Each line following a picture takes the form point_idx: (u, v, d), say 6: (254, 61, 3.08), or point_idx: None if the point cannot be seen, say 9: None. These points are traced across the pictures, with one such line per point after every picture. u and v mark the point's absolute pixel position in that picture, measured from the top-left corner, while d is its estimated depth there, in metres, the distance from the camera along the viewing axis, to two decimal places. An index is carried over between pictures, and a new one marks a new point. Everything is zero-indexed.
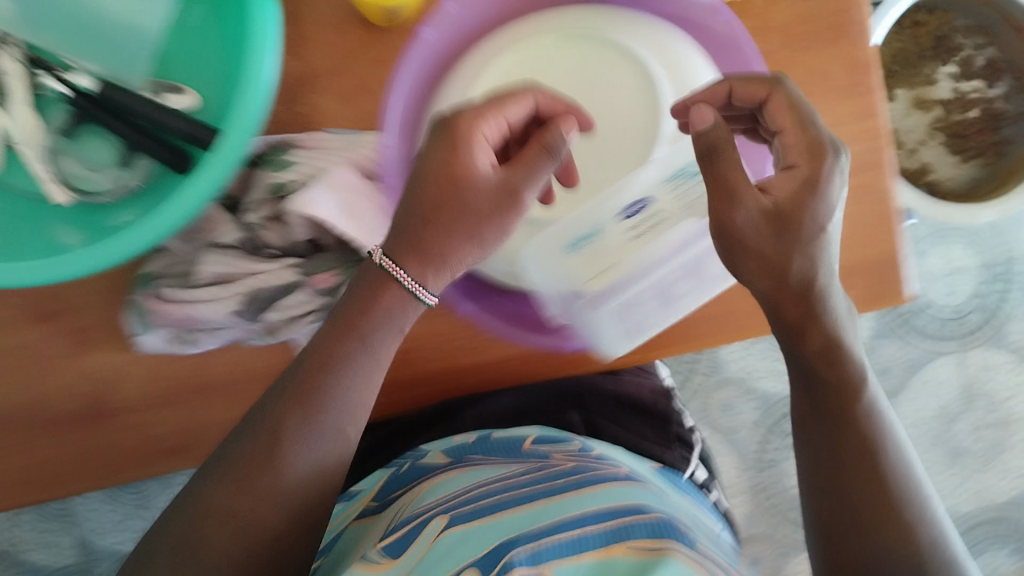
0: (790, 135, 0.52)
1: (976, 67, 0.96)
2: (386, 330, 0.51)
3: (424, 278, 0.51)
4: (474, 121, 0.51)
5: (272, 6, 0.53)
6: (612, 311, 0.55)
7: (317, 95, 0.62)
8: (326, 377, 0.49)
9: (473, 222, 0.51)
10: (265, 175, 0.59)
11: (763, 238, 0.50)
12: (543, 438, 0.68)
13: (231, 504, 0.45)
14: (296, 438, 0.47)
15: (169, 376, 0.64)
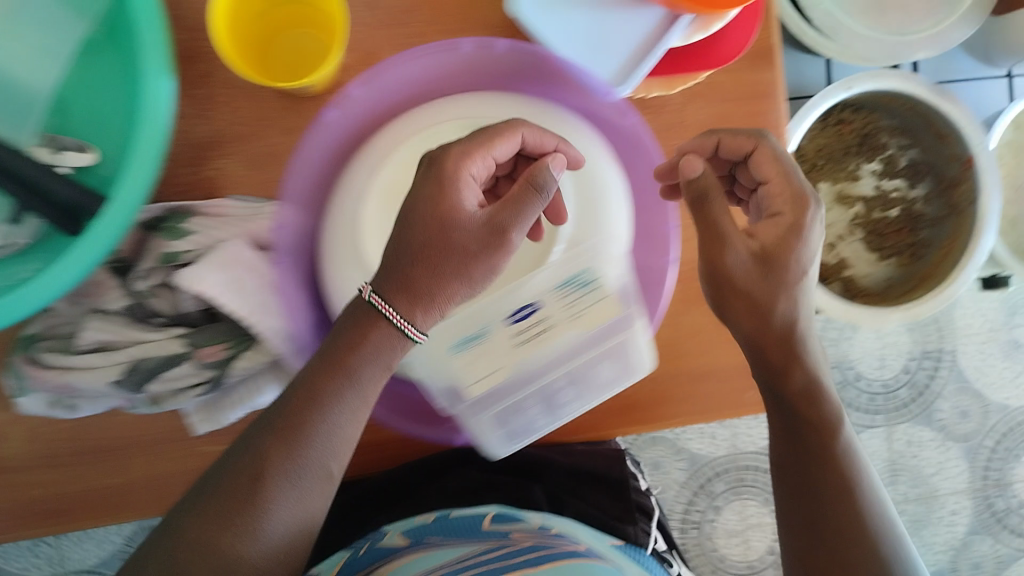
0: (776, 187, 0.55)
1: (899, 166, 0.82)
2: (376, 366, 0.50)
3: (411, 313, 0.50)
4: (460, 163, 0.51)
5: (168, 91, 0.54)
6: (489, 416, 0.52)
7: (225, 161, 0.60)
8: (309, 415, 0.49)
9: (468, 263, 0.50)
10: (158, 242, 0.58)
11: (751, 280, 0.54)
12: (501, 516, 0.65)
13: (213, 534, 0.46)
14: (284, 476, 0.48)
15: (83, 442, 0.63)
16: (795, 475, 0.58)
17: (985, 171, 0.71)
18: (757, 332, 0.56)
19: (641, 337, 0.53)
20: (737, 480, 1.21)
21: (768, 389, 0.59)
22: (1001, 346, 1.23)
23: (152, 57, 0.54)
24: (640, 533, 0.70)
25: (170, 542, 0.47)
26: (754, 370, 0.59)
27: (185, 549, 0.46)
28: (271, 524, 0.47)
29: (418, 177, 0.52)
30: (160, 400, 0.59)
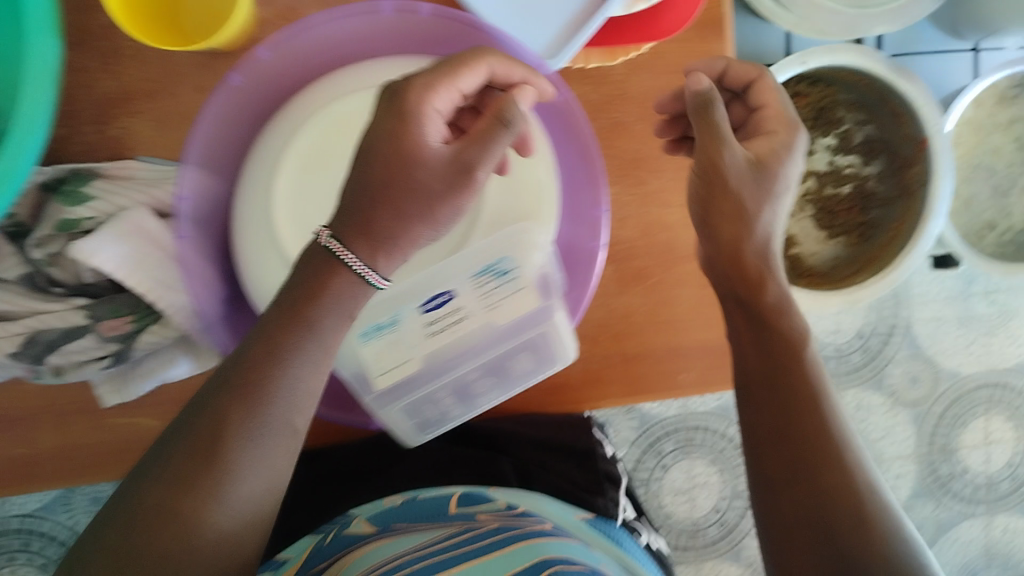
0: (768, 109, 0.54)
1: (854, 143, 0.77)
2: (339, 316, 0.45)
3: (373, 261, 0.45)
4: (424, 96, 0.45)
5: (53, 52, 0.50)
6: (401, 408, 0.50)
7: (132, 119, 0.56)
8: (269, 368, 0.43)
9: (436, 198, 0.46)
10: (56, 207, 0.55)
11: (743, 185, 0.51)
12: (468, 497, 0.61)
13: (175, 502, 0.40)
14: (248, 437, 0.42)
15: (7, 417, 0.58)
16: (761, 442, 0.51)
17: (939, 154, 0.69)
18: (734, 248, 0.52)
19: (561, 329, 0.50)
20: (686, 439, 1.13)
21: (737, 314, 0.54)
22: (957, 316, 1.15)
23: (34, 14, 0.49)
24: (611, 505, 0.65)
25: (125, 514, 0.40)
26: (721, 301, 0.55)
27: (145, 521, 0.40)
28: (240, 492, 0.41)
29: (376, 109, 0.46)
30: (64, 372, 0.57)
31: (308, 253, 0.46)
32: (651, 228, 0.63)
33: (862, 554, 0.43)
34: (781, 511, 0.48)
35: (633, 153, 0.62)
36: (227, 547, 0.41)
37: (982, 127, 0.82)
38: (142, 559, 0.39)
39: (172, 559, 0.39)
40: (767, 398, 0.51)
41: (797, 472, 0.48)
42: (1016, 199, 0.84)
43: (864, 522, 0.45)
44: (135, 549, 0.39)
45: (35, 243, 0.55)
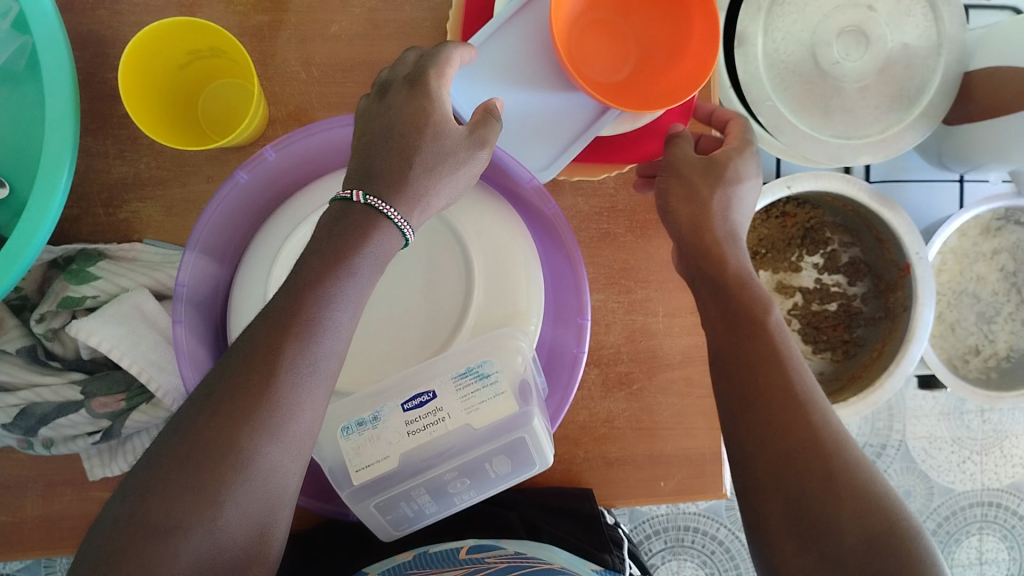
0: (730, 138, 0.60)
1: (841, 264, 0.80)
2: (373, 264, 0.45)
3: (409, 214, 0.47)
4: (434, 69, 0.50)
5: (70, 141, 0.53)
6: (379, 504, 0.50)
7: (142, 204, 0.60)
8: (315, 306, 0.43)
9: (460, 157, 0.49)
10: (62, 284, 0.58)
11: (694, 174, 0.57)
12: (478, 546, 0.57)
13: (232, 432, 0.39)
14: (300, 371, 0.42)
15: (8, 475, 0.60)
16: (749, 443, 0.46)
17: (921, 279, 0.71)
18: (693, 223, 0.56)
19: (540, 435, 0.50)
20: (676, 539, 1.07)
21: (708, 299, 0.54)
22: (950, 435, 1.05)
23: (56, 105, 0.53)
24: (618, 562, 0.59)
25: (183, 445, 0.39)
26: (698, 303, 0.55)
27: (200, 452, 0.39)
28: (294, 427, 0.41)
29: (393, 95, 0.50)
30: (52, 444, 0.58)
31: (337, 213, 0.46)
32: (636, 333, 0.65)
33: (886, 539, 0.40)
34: (769, 521, 0.44)
35: (621, 262, 0.65)
36: (278, 482, 0.40)
37: (965, 255, 0.85)
38: (204, 493, 0.38)
39: (232, 489, 0.38)
40: (728, 388, 0.49)
41: (787, 483, 0.43)
42: (999, 326, 0.85)
43: (832, 483, 0.42)
44: (196, 481, 0.38)
45: (38, 318, 0.58)
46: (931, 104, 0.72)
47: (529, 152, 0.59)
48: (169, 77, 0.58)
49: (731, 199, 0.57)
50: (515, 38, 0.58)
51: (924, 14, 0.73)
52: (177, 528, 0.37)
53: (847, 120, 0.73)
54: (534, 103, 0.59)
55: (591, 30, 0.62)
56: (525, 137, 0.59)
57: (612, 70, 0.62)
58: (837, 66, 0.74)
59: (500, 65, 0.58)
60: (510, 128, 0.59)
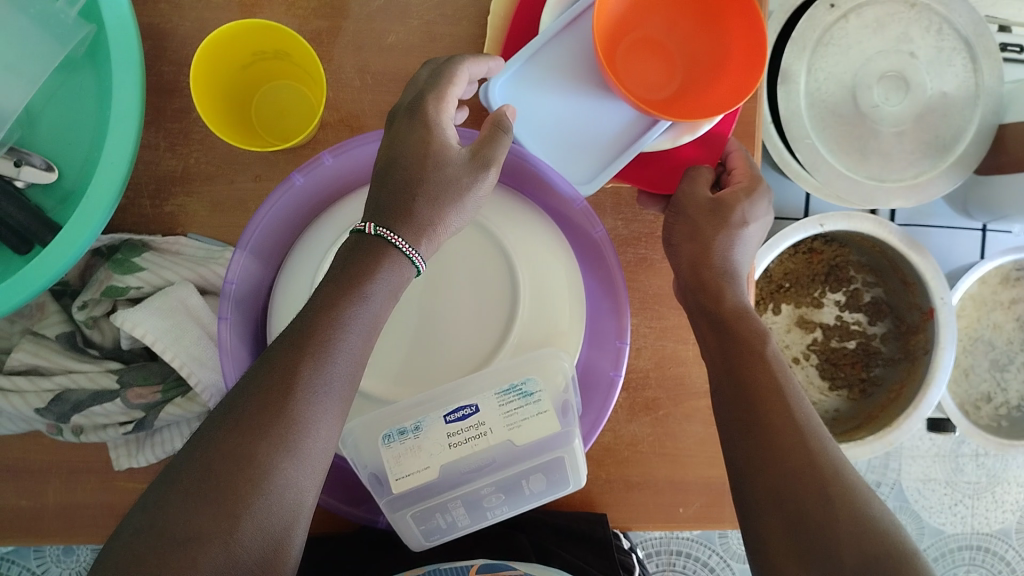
0: (739, 170, 0.58)
1: (862, 303, 0.82)
2: (387, 288, 0.45)
3: (417, 243, 0.47)
4: (434, 96, 0.50)
5: (132, 136, 0.54)
6: (416, 515, 0.51)
7: (188, 197, 0.60)
8: (331, 327, 0.43)
9: (462, 182, 0.48)
10: (107, 273, 0.59)
11: (700, 214, 0.56)
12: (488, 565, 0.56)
13: (249, 447, 0.39)
14: (319, 392, 0.42)
15: (32, 456, 0.60)
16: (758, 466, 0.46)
17: (944, 325, 0.72)
18: (692, 259, 0.55)
19: (578, 455, 0.51)
20: (667, 564, 1.06)
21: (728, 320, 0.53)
22: (945, 476, 1.05)
23: (123, 98, 0.54)
24: None
25: (201, 460, 0.39)
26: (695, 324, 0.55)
27: (216, 468, 0.38)
28: (310, 446, 0.41)
29: (397, 124, 0.50)
30: (82, 433, 0.58)
31: (349, 245, 0.47)
32: (664, 360, 0.66)
33: (884, 560, 0.39)
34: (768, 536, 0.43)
35: (656, 288, 0.66)
36: (294, 497, 0.40)
37: (984, 303, 0.87)
38: (221, 506, 0.38)
39: (251, 504, 0.38)
40: (735, 406, 0.48)
41: (788, 498, 0.43)
42: (1012, 375, 0.87)
43: (833, 504, 0.42)
44: (215, 493, 0.38)
45: (79, 305, 0.59)
46: (965, 154, 0.75)
47: (566, 164, 0.58)
48: (229, 73, 0.59)
49: (734, 241, 0.55)
50: (563, 49, 0.57)
51: (963, 65, 0.76)
52: (191, 538, 0.37)
53: (882, 163, 0.76)
54: (573, 112, 0.57)
55: (634, 44, 0.60)
56: (565, 148, 0.58)
57: (654, 86, 0.60)
58: (875, 109, 0.77)
59: (546, 73, 0.57)
60: (547, 136, 0.57)
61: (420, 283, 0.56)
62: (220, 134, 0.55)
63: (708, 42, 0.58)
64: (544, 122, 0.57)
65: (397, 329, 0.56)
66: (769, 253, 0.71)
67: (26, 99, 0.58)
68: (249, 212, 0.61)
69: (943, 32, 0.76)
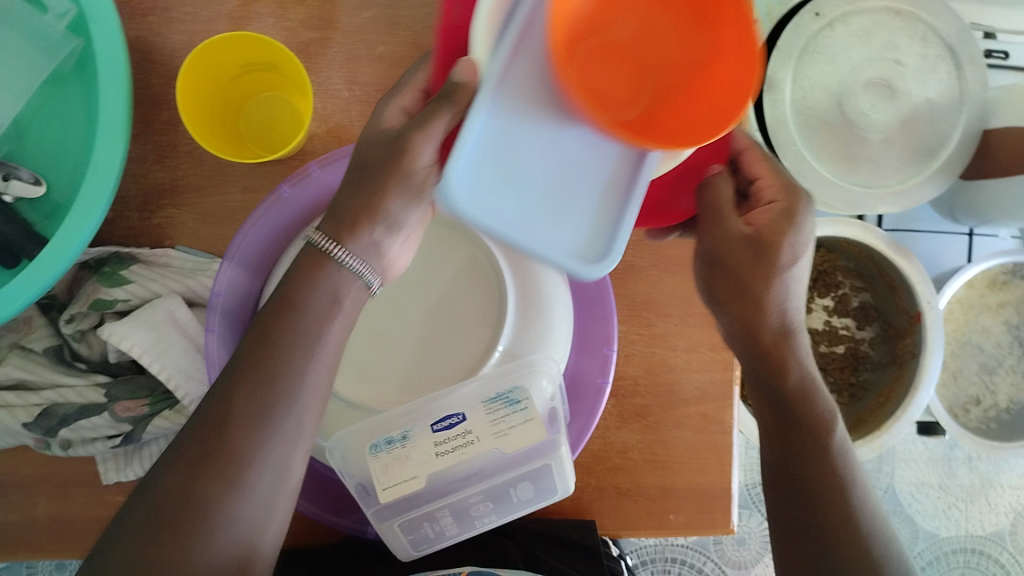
0: (764, 179, 0.50)
1: (851, 308, 0.83)
2: (326, 302, 0.45)
3: (347, 241, 0.46)
4: (390, 99, 0.49)
5: (120, 147, 0.54)
6: (403, 524, 0.51)
7: (177, 210, 0.61)
8: (273, 355, 0.44)
9: (400, 169, 0.45)
10: (94, 286, 0.59)
11: (742, 262, 0.48)
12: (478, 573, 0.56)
13: (192, 486, 0.41)
14: (279, 417, 0.43)
15: (22, 468, 0.60)
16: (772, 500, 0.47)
17: (931, 328, 0.73)
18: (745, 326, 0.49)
19: (565, 462, 0.52)
20: (662, 571, 1.06)
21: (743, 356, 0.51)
22: (938, 481, 1.05)
23: (112, 110, 0.54)
24: None
25: (148, 500, 0.41)
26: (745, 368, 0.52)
27: (163, 509, 0.41)
28: (255, 477, 0.42)
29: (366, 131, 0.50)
30: (70, 446, 0.58)
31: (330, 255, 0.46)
32: (654, 367, 0.66)
33: None
34: None
35: (646, 295, 0.66)
36: (242, 529, 0.42)
37: (972, 306, 0.87)
38: (163, 545, 0.40)
39: (194, 542, 0.40)
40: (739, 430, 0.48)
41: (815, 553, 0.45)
42: (1001, 377, 0.88)
43: None
44: (160, 534, 0.40)
45: (67, 319, 0.59)
46: (951, 159, 0.76)
47: (556, 230, 0.39)
48: (218, 85, 0.60)
49: (789, 286, 0.48)
50: (518, 86, 0.38)
51: (949, 72, 0.77)
52: (132, 572, 0.39)
53: (870, 169, 0.78)
54: (557, 162, 0.39)
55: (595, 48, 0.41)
56: (545, 210, 0.39)
57: (626, 103, 0.41)
58: (863, 116, 0.78)
59: (516, 124, 0.38)
60: (525, 195, 0.39)
61: (413, 299, 0.57)
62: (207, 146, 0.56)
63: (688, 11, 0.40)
64: (520, 200, 0.39)
65: (386, 337, 0.56)
66: None
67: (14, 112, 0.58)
68: (238, 224, 0.61)
69: (927, 39, 0.78)
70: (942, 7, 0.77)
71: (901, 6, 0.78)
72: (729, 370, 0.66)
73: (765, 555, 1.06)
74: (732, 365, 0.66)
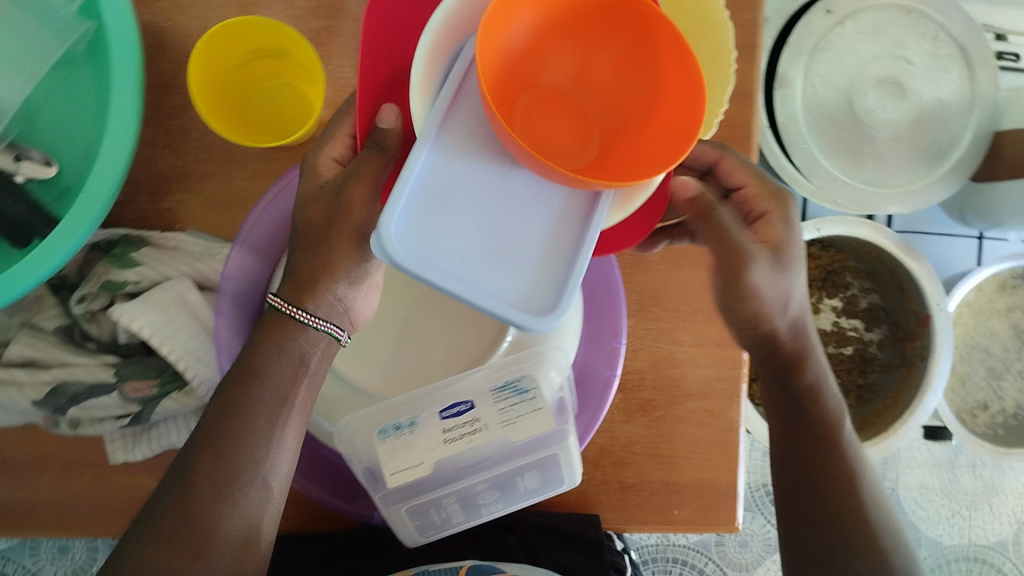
0: (750, 186, 0.50)
1: (860, 309, 0.83)
2: (284, 368, 0.47)
3: (303, 301, 0.47)
4: (320, 149, 0.50)
5: (132, 128, 0.54)
6: (409, 509, 0.51)
7: (186, 194, 0.61)
8: (234, 423, 0.45)
9: (352, 222, 0.46)
10: (105, 267, 0.58)
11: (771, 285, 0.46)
12: (481, 567, 0.57)
13: (157, 559, 0.43)
14: (254, 480, 0.45)
15: (27, 448, 0.60)
16: None
17: (941, 331, 0.73)
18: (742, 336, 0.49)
19: (572, 452, 0.52)
20: (664, 571, 1.05)
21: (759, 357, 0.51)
22: (942, 487, 1.04)
23: (125, 91, 0.55)
24: None
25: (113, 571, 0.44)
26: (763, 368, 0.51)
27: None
28: (221, 543, 0.44)
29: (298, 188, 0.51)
30: (79, 425, 0.59)
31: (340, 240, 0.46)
32: (661, 362, 0.66)
33: None
34: None
35: (654, 290, 0.66)
36: None
37: (981, 311, 0.88)
38: None
39: None
40: None
41: None
42: (1008, 382, 0.88)
43: None
44: None
45: (77, 299, 0.58)
46: (961, 160, 0.77)
47: (502, 285, 0.36)
48: (228, 69, 0.60)
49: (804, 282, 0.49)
50: (458, 137, 0.38)
51: (959, 72, 0.78)
52: None
53: (878, 167, 0.78)
54: (504, 213, 0.38)
55: (535, 100, 0.42)
56: (493, 263, 0.37)
57: (578, 150, 0.41)
58: (871, 114, 0.79)
59: (457, 173, 0.38)
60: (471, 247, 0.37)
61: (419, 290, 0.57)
62: (218, 129, 0.56)
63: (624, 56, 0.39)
64: (465, 252, 0.36)
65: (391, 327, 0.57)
66: None
67: (26, 94, 0.58)
68: (246, 209, 0.61)
69: (938, 39, 0.78)
70: (953, 7, 0.78)
71: (911, 5, 0.78)
72: (737, 367, 0.66)
73: (767, 557, 1.06)
74: (739, 361, 0.66)
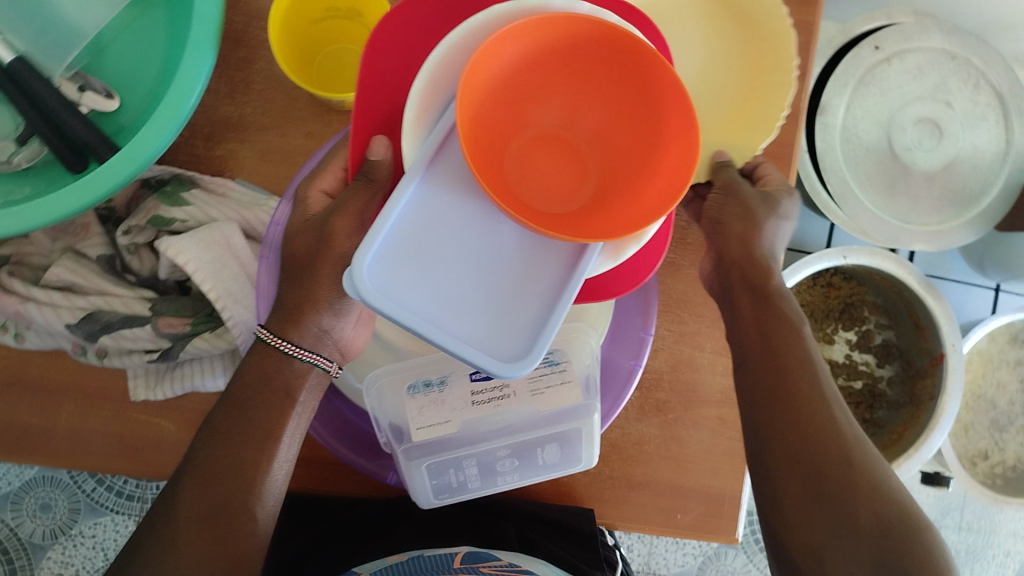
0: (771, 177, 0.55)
1: (873, 344, 0.85)
2: (273, 399, 0.49)
3: (290, 334, 0.50)
4: (310, 183, 0.53)
5: (206, 62, 0.56)
6: (430, 467, 0.51)
7: (240, 145, 0.62)
8: (213, 454, 0.47)
9: (335, 252, 0.49)
10: (154, 203, 0.60)
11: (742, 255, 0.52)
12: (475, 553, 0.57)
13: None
14: (240, 513, 0.47)
15: (50, 374, 0.61)
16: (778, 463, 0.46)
17: (952, 371, 0.74)
18: (761, 326, 0.50)
19: (596, 428, 0.52)
20: None
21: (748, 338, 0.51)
22: None
23: (202, 27, 0.56)
24: None
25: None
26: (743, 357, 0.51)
27: None
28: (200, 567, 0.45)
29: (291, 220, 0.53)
30: (106, 356, 0.59)
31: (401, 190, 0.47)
32: (680, 366, 0.66)
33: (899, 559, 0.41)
34: (792, 525, 0.44)
35: (679, 294, 0.67)
36: None
37: (991, 359, 0.91)
38: None
39: None
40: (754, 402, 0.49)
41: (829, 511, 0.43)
42: (1011, 435, 0.91)
43: (857, 484, 0.44)
44: None
45: (123, 230, 0.60)
46: (989, 208, 0.83)
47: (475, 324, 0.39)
48: (298, 23, 0.61)
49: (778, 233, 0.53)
50: (445, 175, 0.41)
51: (996, 121, 0.83)
52: None
53: (908, 203, 0.83)
54: (482, 252, 0.41)
55: (526, 142, 0.44)
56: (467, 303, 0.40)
57: (569, 196, 0.43)
58: (909, 151, 0.84)
59: (442, 210, 0.41)
60: (449, 285, 0.40)
61: None
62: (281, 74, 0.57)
63: (617, 105, 0.42)
64: (441, 290, 0.40)
65: None
66: (791, 276, 0.73)
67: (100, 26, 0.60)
68: (296, 166, 0.62)
69: (979, 86, 0.83)
70: (995, 57, 0.83)
71: (957, 51, 0.82)
72: None
73: None
74: None
